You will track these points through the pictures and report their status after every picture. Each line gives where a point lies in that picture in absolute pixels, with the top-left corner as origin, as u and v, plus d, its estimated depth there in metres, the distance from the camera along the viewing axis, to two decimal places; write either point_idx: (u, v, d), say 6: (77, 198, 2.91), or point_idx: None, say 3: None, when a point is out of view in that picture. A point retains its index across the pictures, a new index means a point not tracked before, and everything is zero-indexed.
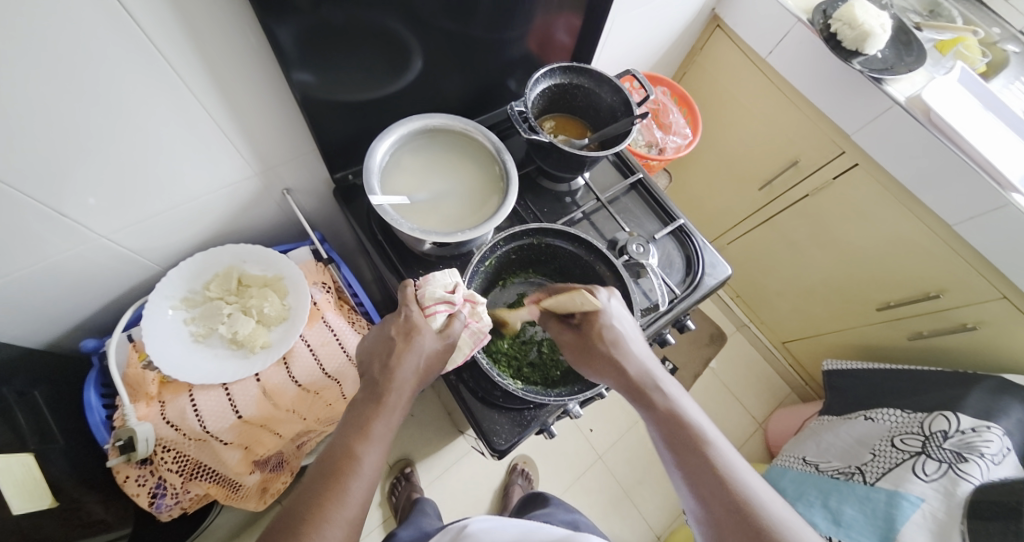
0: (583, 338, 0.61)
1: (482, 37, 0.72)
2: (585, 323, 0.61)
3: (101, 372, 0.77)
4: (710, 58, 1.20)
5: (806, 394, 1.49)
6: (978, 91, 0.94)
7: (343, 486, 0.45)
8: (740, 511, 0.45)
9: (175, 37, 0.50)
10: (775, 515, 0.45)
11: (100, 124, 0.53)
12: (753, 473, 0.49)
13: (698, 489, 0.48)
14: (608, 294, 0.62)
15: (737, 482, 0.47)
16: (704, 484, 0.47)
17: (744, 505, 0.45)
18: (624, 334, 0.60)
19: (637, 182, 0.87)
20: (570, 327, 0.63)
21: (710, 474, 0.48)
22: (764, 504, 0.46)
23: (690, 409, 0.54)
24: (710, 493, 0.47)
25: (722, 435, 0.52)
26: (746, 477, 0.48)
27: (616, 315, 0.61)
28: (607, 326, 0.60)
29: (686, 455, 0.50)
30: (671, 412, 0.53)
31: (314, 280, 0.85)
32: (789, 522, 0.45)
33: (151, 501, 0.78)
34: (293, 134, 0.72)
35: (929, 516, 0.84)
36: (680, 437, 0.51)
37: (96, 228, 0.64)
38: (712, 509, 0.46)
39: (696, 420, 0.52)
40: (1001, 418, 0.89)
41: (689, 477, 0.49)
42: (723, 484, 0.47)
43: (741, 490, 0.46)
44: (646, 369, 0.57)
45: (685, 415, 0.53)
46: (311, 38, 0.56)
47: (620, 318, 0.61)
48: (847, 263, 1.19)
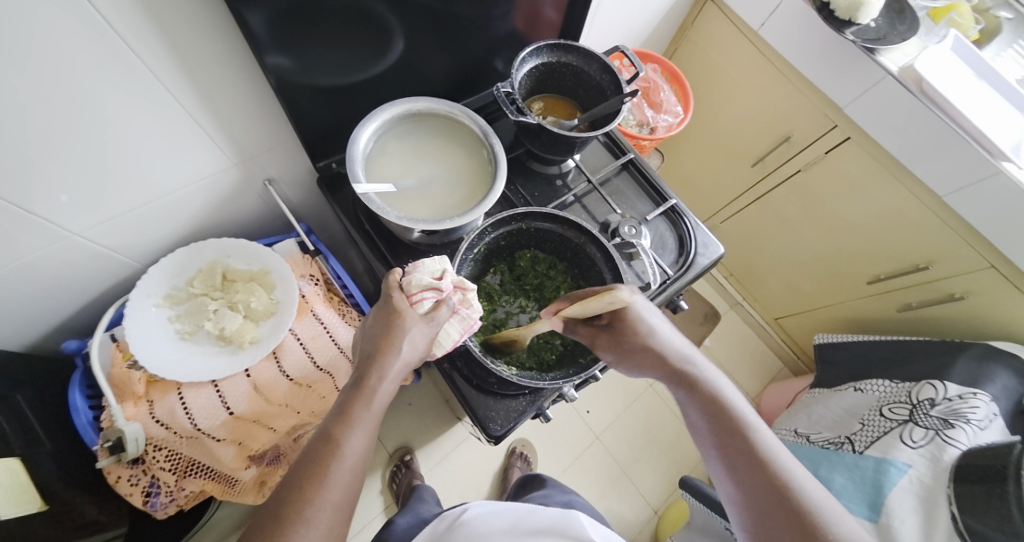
0: (616, 335, 0.61)
1: (466, 15, 0.69)
2: (615, 322, 0.60)
3: (86, 373, 0.76)
4: (701, 32, 1.18)
5: (797, 368, 1.51)
6: (972, 59, 0.92)
7: (325, 471, 0.45)
8: (779, 495, 0.45)
9: (138, 23, 0.47)
10: (816, 501, 0.45)
11: (65, 117, 0.50)
12: (796, 460, 0.49)
13: (736, 471, 0.49)
14: (631, 289, 0.60)
15: (778, 467, 0.47)
16: (742, 467, 0.48)
17: (782, 488, 0.46)
18: (657, 326, 0.60)
19: (629, 162, 0.86)
20: (602, 327, 0.62)
21: (748, 458, 0.48)
22: (804, 490, 0.46)
23: (735, 395, 0.55)
24: (747, 475, 0.48)
25: (765, 422, 0.52)
26: (788, 463, 0.48)
27: (645, 311, 0.60)
28: (635, 322, 0.60)
29: (724, 438, 0.51)
30: (711, 396, 0.54)
31: (302, 273, 0.84)
32: (830, 509, 0.44)
33: (145, 500, 0.77)
34: (272, 121, 0.69)
35: (917, 480, 0.85)
36: (719, 421, 0.52)
37: (68, 226, 0.62)
38: (750, 492, 0.47)
39: (737, 406, 0.53)
40: (987, 384, 0.91)
41: (728, 459, 0.50)
42: (761, 468, 0.47)
43: (781, 475, 0.47)
44: (684, 355, 0.59)
45: (727, 400, 0.54)
46: (284, 21, 0.53)
47: (648, 313, 0.60)
48: (838, 237, 1.19)
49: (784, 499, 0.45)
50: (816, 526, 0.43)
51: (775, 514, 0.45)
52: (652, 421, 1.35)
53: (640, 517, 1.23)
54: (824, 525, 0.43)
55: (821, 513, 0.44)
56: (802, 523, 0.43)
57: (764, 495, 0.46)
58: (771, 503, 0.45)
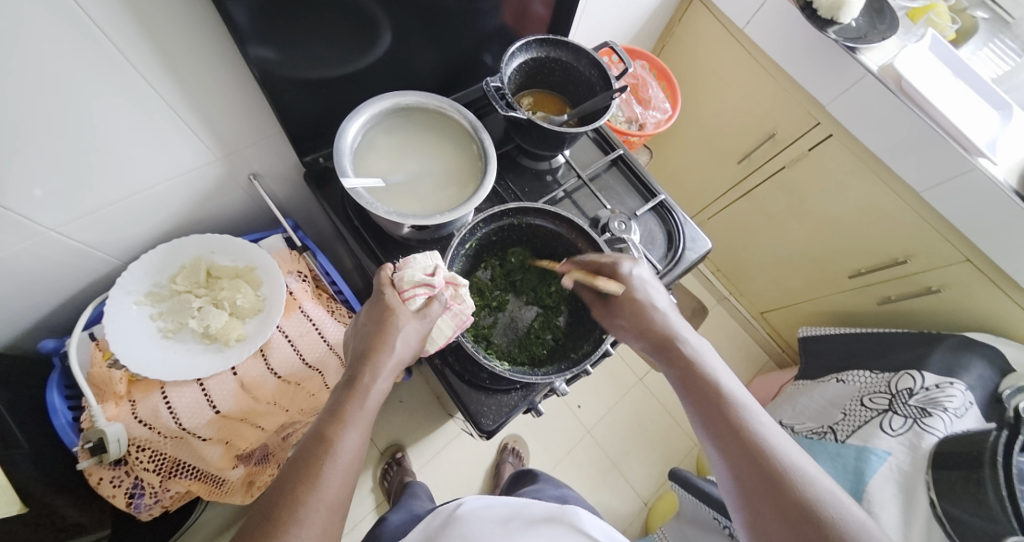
0: (612, 309, 0.62)
1: (454, 8, 0.68)
2: (613, 296, 0.62)
3: (64, 373, 0.74)
4: (688, 30, 1.19)
5: (782, 361, 1.54)
6: (949, 59, 0.95)
7: (318, 472, 0.44)
8: (764, 467, 0.45)
9: (114, 12, 0.45)
10: (801, 473, 0.44)
11: (39, 109, 0.48)
12: (783, 433, 0.48)
13: (722, 445, 0.48)
14: (633, 266, 0.61)
15: (763, 440, 0.47)
16: (727, 440, 0.48)
17: (768, 460, 0.45)
18: (653, 302, 0.60)
19: (618, 157, 0.86)
20: (602, 298, 0.64)
21: (733, 432, 0.48)
22: (789, 461, 0.45)
23: (719, 370, 0.54)
24: (732, 448, 0.47)
25: (750, 395, 0.52)
26: (774, 436, 0.48)
27: (643, 286, 0.61)
28: (633, 299, 0.60)
29: (709, 412, 0.50)
30: (695, 372, 0.54)
31: (289, 269, 0.83)
32: (815, 480, 0.44)
33: (128, 502, 0.75)
34: (256, 114, 0.67)
35: (896, 468, 0.88)
36: (703, 395, 0.51)
37: (43, 222, 0.60)
38: (735, 465, 0.46)
39: (725, 383, 0.52)
40: (963, 374, 0.94)
41: (713, 433, 0.49)
42: (747, 441, 0.47)
43: (766, 448, 0.46)
44: (674, 333, 0.58)
45: (711, 375, 0.53)
46: (268, 12, 0.52)
47: (645, 289, 0.61)
48: (821, 232, 1.21)
49: (774, 474, 0.44)
50: (802, 497, 0.42)
51: (762, 486, 0.44)
52: (642, 415, 1.36)
53: (630, 510, 1.24)
54: (810, 496, 0.42)
55: (807, 484, 0.43)
56: (792, 496, 0.43)
57: (755, 469, 0.45)
58: (757, 477, 0.45)
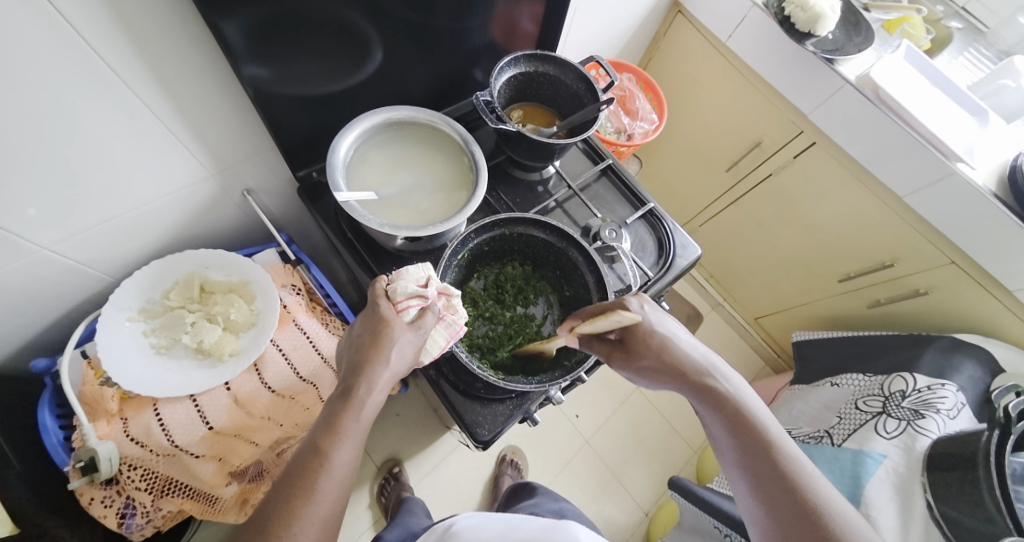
0: (631, 350, 0.58)
1: (443, 26, 0.70)
2: (628, 336, 0.58)
3: (56, 392, 0.73)
4: (672, 44, 1.22)
5: (778, 366, 1.55)
6: (925, 68, 0.98)
7: (313, 484, 0.44)
8: (809, 517, 0.44)
9: (109, 33, 0.46)
10: (848, 525, 0.43)
11: (35, 128, 0.49)
12: (802, 453, 0.49)
13: (762, 490, 0.47)
14: (641, 299, 0.59)
15: (790, 466, 0.47)
16: (769, 487, 0.47)
17: (798, 492, 0.46)
18: (672, 334, 0.57)
19: (607, 168, 0.88)
20: (614, 344, 0.60)
21: (777, 479, 0.47)
22: (834, 510, 0.44)
23: (744, 392, 0.54)
24: (775, 495, 0.46)
25: (779, 422, 0.52)
26: (802, 466, 0.48)
27: (658, 320, 0.58)
28: (651, 333, 0.57)
29: (750, 454, 0.49)
30: (724, 399, 0.53)
31: (283, 283, 0.83)
32: (863, 531, 0.43)
33: (120, 521, 0.74)
34: (249, 130, 0.68)
35: (892, 470, 0.88)
36: (744, 435, 0.50)
37: (37, 240, 0.60)
38: (775, 512, 0.46)
39: (750, 406, 0.52)
40: (953, 375, 0.95)
41: (753, 477, 0.48)
42: (791, 490, 0.46)
43: (810, 496, 0.45)
44: (702, 370, 0.55)
45: (744, 404, 0.52)
46: (261, 32, 0.54)
47: (660, 322, 0.58)
48: (809, 238, 1.23)
49: (796, 500, 0.45)
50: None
51: (808, 540, 0.43)
52: (639, 424, 1.36)
53: (631, 520, 1.23)
54: (835, 523, 0.43)
55: (855, 537, 0.43)
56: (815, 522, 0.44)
57: (777, 494, 0.46)
58: (795, 520, 0.44)
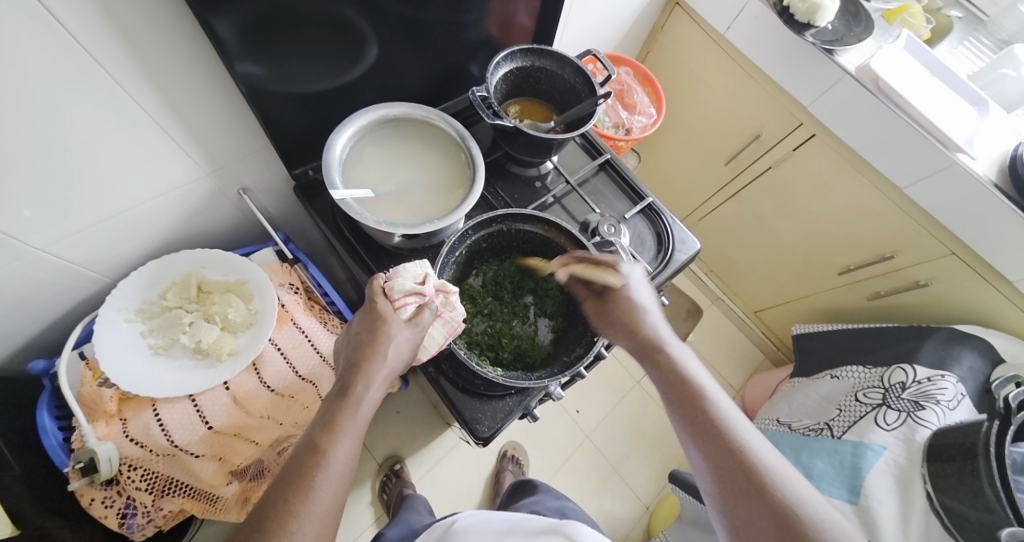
0: (605, 306, 0.64)
1: (438, 21, 0.69)
2: (608, 293, 0.64)
3: (55, 393, 0.73)
4: (670, 36, 1.21)
5: (778, 359, 1.55)
6: (925, 58, 0.97)
7: (310, 483, 0.44)
8: (749, 474, 0.47)
9: (100, 32, 0.46)
10: (778, 475, 0.47)
11: (26, 129, 0.48)
12: (752, 427, 0.52)
13: (704, 448, 0.51)
14: (631, 266, 0.63)
15: (741, 440, 0.50)
16: (708, 444, 0.50)
17: (747, 463, 0.48)
18: (643, 304, 0.62)
19: (605, 162, 0.87)
20: (594, 294, 0.66)
21: (715, 437, 0.50)
22: (767, 463, 0.48)
23: (697, 371, 0.58)
24: (714, 453, 0.50)
25: (730, 400, 0.55)
26: (752, 440, 0.50)
27: (637, 287, 0.63)
28: (626, 298, 0.62)
29: (691, 416, 0.53)
30: (681, 378, 0.56)
31: (280, 282, 0.83)
32: (793, 482, 0.47)
33: (121, 522, 0.74)
34: (244, 128, 0.68)
35: (892, 462, 0.89)
36: (685, 398, 0.55)
37: (31, 242, 0.60)
38: (715, 467, 0.49)
39: (704, 385, 0.56)
40: (954, 367, 0.95)
41: (695, 437, 0.52)
42: (728, 446, 0.50)
43: (745, 450, 0.49)
44: (657, 336, 0.61)
45: (697, 383, 0.56)
46: (254, 29, 0.53)
47: (638, 290, 0.63)
48: (809, 231, 1.23)
49: (747, 471, 0.48)
50: (779, 498, 0.45)
51: (742, 489, 0.47)
52: (640, 418, 1.36)
53: (632, 514, 1.23)
54: (781, 492, 0.46)
55: (784, 485, 0.46)
56: (764, 491, 0.46)
57: (729, 466, 0.48)
58: (745, 489, 0.47)
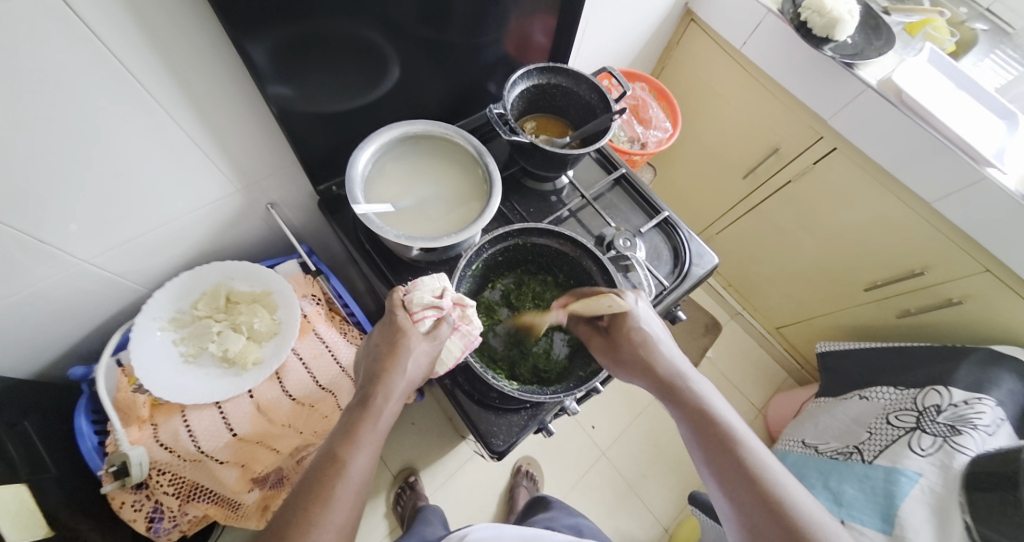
0: (613, 340, 0.64)
1: (458, 42, 0.72)
2: (614, 325, 0.64)
3: (91, 398, 0.77)
4: (686, 53, 1.22)
5: (803, 378, 1.50)
6: (949, 70, 0.95)
7: (330, 491, 0.45)
8: (775, 512, 0.47)
9: (146, 58, 0.50)
10: (810, 517, 0.46)
11: (76, 148, 0.52)
12: (777, 461, 0.51)
13: (729, 488, 0.50)
14: (637, 298, 0.64)
15: (766, 476, 0.49)
16: (734, 484, 0.50)
17: (773, 502, 0.47)
18: (653, 334, 0.63)
19: (620, 177, 0.88)
20: (600, 330, 0.67)
21: (741, 476, 0.50)
22: (797, 503, 0.47)
23: (717, 402, 0.57)
24: (740, 492, 0.49)
25: (752, 432, 0.54)
26: (778, 475, 0.50)
27: (645, 319, 0.63)
28: (634, 328, 0.63)
29: (715, 453, 0.52)
30: (701, 411, 0.56)
31: (303, 293, 0.85)
32: (825, 523, 0.46)
33: (148, 526, 0.77)
34: (273, 147, 0.71)
35: (928, 490, 0.84)
36: (709, 435, 0.54)
37: (77, 253, 0.64)
38: (742, 508, 0.48)
39: (724, 417, 0.55)
40: (991, 388, 0.91)
41: (719, 475, 0.51)
42: (755, 486, 0.49)
43: (773, 490, 0.48)
44: (675, 369, 0.60)
45: (717, 415, 0.55)
46: (285, 53, 0.56)
47: (647, 320, 0.63)
48: (833, 246, 1.20)
49: (773, 509, 0.47)
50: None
51: (772, 533, 0.46)
52: (658, 436, 1.33)
53: (650, 535, 1.20)
54: (810, 530, 0.45)
55: (815, 527, 0.45)
56: (791, 530, 0.45)
57: (755, 505, 0.48)
58: (772, 527, 0.46)
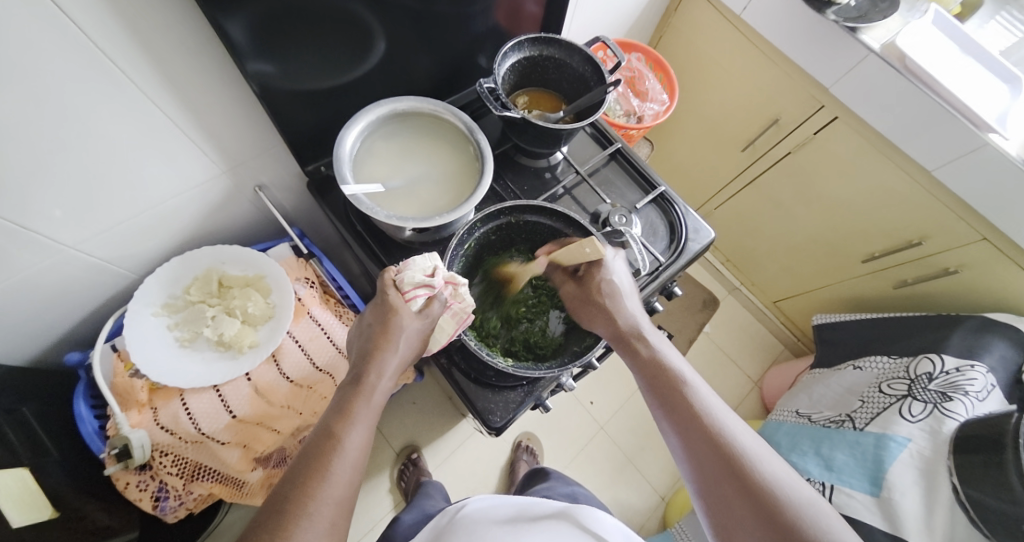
0: (584, 289, 0.65)
1: (446, 12, 0.69)
2: (587, 275, 0.65)
3: (90, 384, 0.77)
4: (685, 20, 1.18)
5: (798, 349, 1.52)
6: (955, 33, 0.92)
7: (327, 466, 0.46)
8: (719, 450, 0.49)
9: (119, 37, 0.48)
10: (753, 452, 0.48)
11: (54, 133, 0.51)
12: (727, 408, 0.53)
13: (680, 428, 0.52)
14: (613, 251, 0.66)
15: (714, 420, 0.51)
16: (684, 424, 0.52)
17: (720, 440, 0.49)
18: (621, 288, 0.64)
19: (616, 152, 0.86)
20: (573, 278, 0.67)
21: (691, 417, 0.52)
22: (745, 445, 0.49)
23: (671, 354, 0.59)
24: (688, 432, 0.51)
25: (705, 383, 0.56)
26: (726, 419, 0.52)
27: (617, 271, 0.65)
28: (604, 280, 0.64)
29: (669, 397, 0.54)
30: (655, 362, 0.58)
31: (296, 276, 0.85)
32: (767, 458, 0.48)
33: (155, 504, 0.78)
34: (257, 127, 0.69)
35: (917, 454, 0.86)
36: (663, 382, 0.55)
37: (64, 240, 0.63)
38: (691, 444, 0.50)
39: (678, 368, 0.57)
40: (983, 356, 0.92)
41: (671, 417, 0.53)
42: (704, 425, 0.51)
43: (723, 434, 0.50)
44: (636, 323, 0.62)
45: (670, 365, 0.57)
46: (264, 28, 0.54)
47: (618, 274, 0.65)
48: (831, 217, 1.19)
49: (719, 447, 0.49)
50: (752, 473, 0.47)
51: (716, 466, 0.48)
52: None
53: (647, 504, 1.24)
54: (753, 466, 0.47)
55: (757, 461, 0.48)
56: (734, 466, 0.47)
57: (703, 445, 0.49)
58: (718, 463, 0.48)
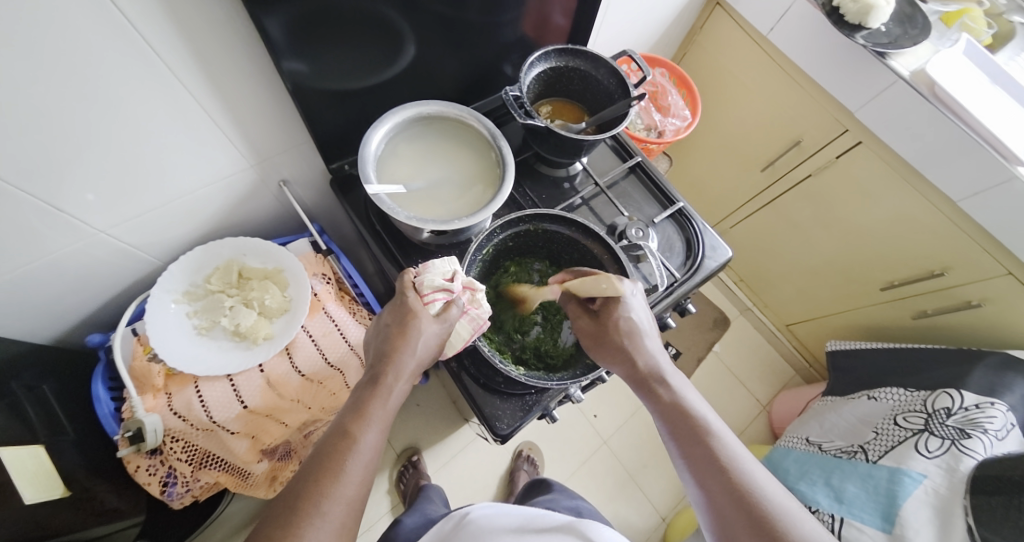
0: (600, 324, 0.63)
1: (476, 21, 0.71)
2: (604, 310, 0.63)
3: (108, 365, 0.79)
4: (710, 38, 1.18)
5: (810, 376, 1.49)
6: (985, 64, 0.91)
7: (340, 465, 0.46)
8: (743, 501, 0.48)
9: (162, 30, 0.49)
10: (779, 508, 0.47)
11: (94, 120, 0.53)
12: (748, 454, 0.52)
13: (702, 478, 0.51)
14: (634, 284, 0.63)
15: (736, 468, 0.50)
16: (707, 474, 0.50)
17: (743, 491, 0.48)
18: (640, 326, 0.61)
19: (636, 165, 0.86)
20: (589, 311, 0.65)
21: (712, 464, 0.50)
22: (769, 496, 0.48)
23: (692, 395, 0.58)
24: (710, 479, 0.50)
25: (727, 427, 0.54)
26: (750, 467, 0.51)
27: (637, 307, 0.62)
28: (623, 316, 0.61)
29: (689, 445, 0.53)
30: (676, 404, 0.56)
31: (314, 272, 0.86)
32: (792, 511, 0.47)
33: (162, 490, 0.80)
34: (287, 124, 0.71)
35: (932, 491, 0.83)
36: (685, 430, 0.54)
37: (95, 223, 0.65)
38: (713, 492, 0.49)
39: (699, 411, 0.55)
40: (1005, 393, 0.90)
41: (692, 466, 0.52)
42: (725, 474, 0.50)
43: (746, 484, 0.49)
44: (656, 365, 0.60)
45: (690, 407, 0.56)
46: (300, 28, 0.56)
47: (638, 311, 0.62)
48: (851, 242, 1.17)
49: (742, 498, 0.48)
50: (778, 529, 0.45)
51: (742, 526, 0.47)
52: None
53: (647, 524, 1.22)
54: (777, 519, 0.46)
55: (783, 516, 0.47)
56: (758, 521, 0.46)
57: (726, 495, 0.48)
58: (741, 515, 0.47)
